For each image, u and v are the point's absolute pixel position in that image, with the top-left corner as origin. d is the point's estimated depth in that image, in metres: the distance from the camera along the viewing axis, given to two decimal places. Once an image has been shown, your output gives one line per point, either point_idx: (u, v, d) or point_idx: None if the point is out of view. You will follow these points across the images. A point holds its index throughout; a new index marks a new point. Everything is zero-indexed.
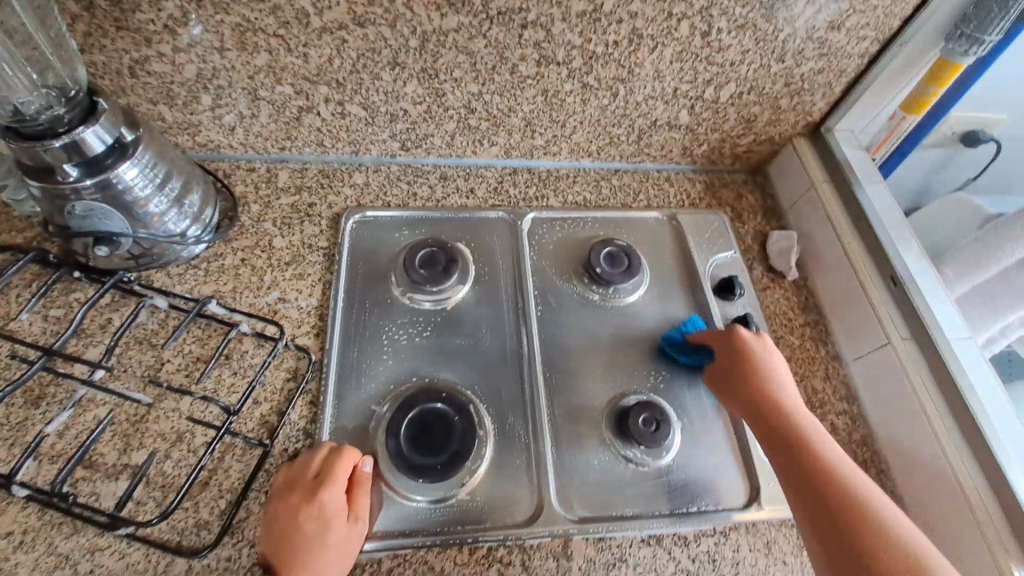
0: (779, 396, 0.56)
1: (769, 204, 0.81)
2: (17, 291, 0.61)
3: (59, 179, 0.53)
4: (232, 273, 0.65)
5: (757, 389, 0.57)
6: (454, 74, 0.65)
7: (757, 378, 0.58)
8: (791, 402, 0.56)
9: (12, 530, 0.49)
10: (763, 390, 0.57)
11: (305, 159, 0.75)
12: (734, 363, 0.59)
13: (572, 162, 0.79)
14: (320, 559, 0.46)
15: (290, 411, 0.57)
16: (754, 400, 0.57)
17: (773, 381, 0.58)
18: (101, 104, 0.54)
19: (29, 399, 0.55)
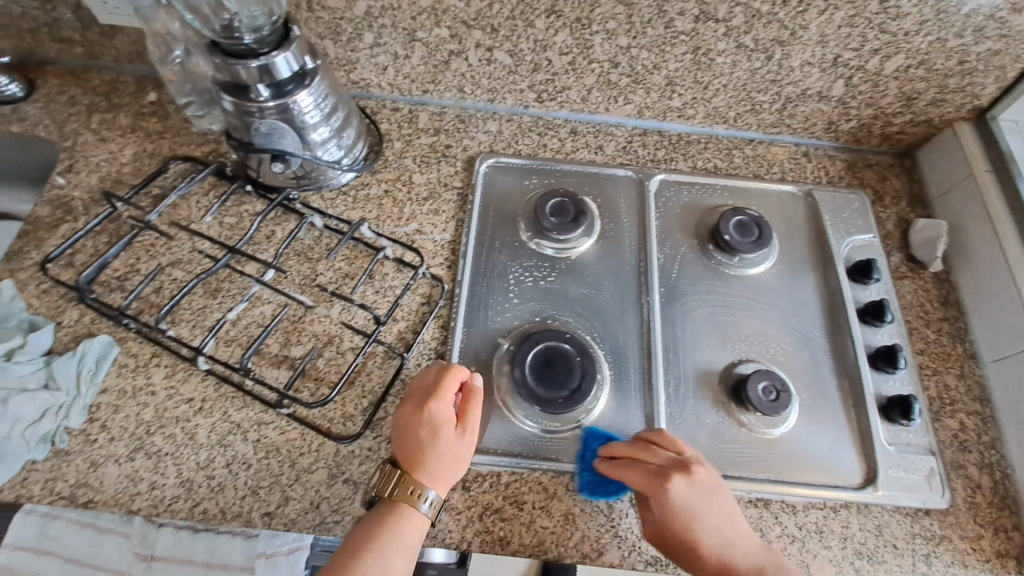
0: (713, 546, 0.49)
1: (915, 191, 0.76)
2: (197, 197, 0.69)
3: (251, 97, 0.59)
4: (376, 203, 0.70)
5: (682, 533, 0.49)
6: (607, 25, 0.66)
7: (694, 531, 0.49)
8: (721, 540, 0.49)
9: (194, 396, 0.57)
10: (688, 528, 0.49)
11: (443, 104, 0.79)
12: (660, 510, 0.50)
13: (705, 128, 0.77)
14: (434, 463, 0.51)
15: (424, 330, 0.62)
16: (686, 553, 0.49)
17: (700, 514, 0.49)
18: (293, 32, 0.59)
19: (209, 290, 0.63)
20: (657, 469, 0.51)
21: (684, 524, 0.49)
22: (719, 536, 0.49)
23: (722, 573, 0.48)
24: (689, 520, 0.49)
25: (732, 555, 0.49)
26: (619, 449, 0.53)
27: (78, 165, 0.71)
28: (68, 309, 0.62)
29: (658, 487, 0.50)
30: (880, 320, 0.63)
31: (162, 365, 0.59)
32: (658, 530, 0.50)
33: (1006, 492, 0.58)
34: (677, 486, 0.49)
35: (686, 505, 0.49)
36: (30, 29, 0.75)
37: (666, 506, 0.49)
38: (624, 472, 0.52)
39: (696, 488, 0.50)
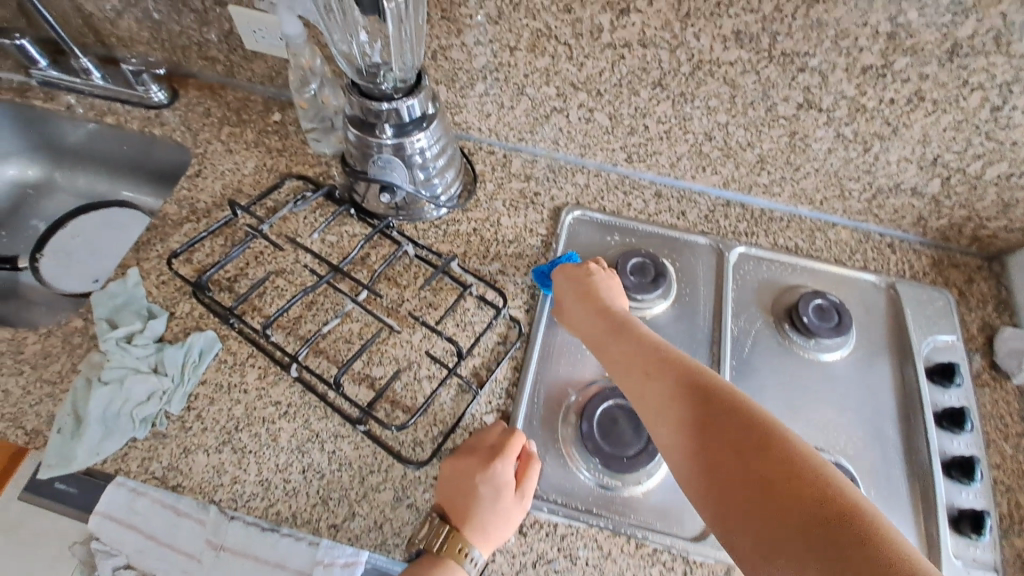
0: (606, 310, 0.59)
1: (1003, 296, 0.74)
2: (305, 213, 0.75)
3: (375, 133, 0.65)
4: (465, 240, 0.75)
5: (580, 296, 0.62)
6: (709, 102, 0.68)
7: (590, 295, 0.61)
8: (619, 312, 0.59)
9: (280, 400, 0.62)
10: (592, 300, 0.61)
11: (536, 153, 0.84)
12: (565, 280, 0.64)
13: (789, 206, 0.79)
14: (487, 521, 0.52)
15: (497, 369, 0.65)
16: (585, 312, 0.60)
17: (598, 289, 0.62)
18: (423, 80, 0.64)
19: (306, 302, 0.68)
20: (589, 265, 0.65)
21: (592, 296, 0.61)
22: (592, 301, 0.61)
23: (617, 331, 0.57)
24: (589, 291, 0.62)
25: (632, 324, 0.57)
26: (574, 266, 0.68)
27: (205, 171, 0.79)
28: (182, 301, 0.68)
29: (577, 266, 0.65)
30: (959, 427, 0.62)
31: (256, 366, 0.64)
32: (575, 300, 0.62)
33: None
34: (596, 272, 0.64)
35: (603, 290, 0.62)
36: (184, 46, 0.84)
37: (581, 279, 0.63)
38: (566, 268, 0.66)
39: (612, 285, 0.63)
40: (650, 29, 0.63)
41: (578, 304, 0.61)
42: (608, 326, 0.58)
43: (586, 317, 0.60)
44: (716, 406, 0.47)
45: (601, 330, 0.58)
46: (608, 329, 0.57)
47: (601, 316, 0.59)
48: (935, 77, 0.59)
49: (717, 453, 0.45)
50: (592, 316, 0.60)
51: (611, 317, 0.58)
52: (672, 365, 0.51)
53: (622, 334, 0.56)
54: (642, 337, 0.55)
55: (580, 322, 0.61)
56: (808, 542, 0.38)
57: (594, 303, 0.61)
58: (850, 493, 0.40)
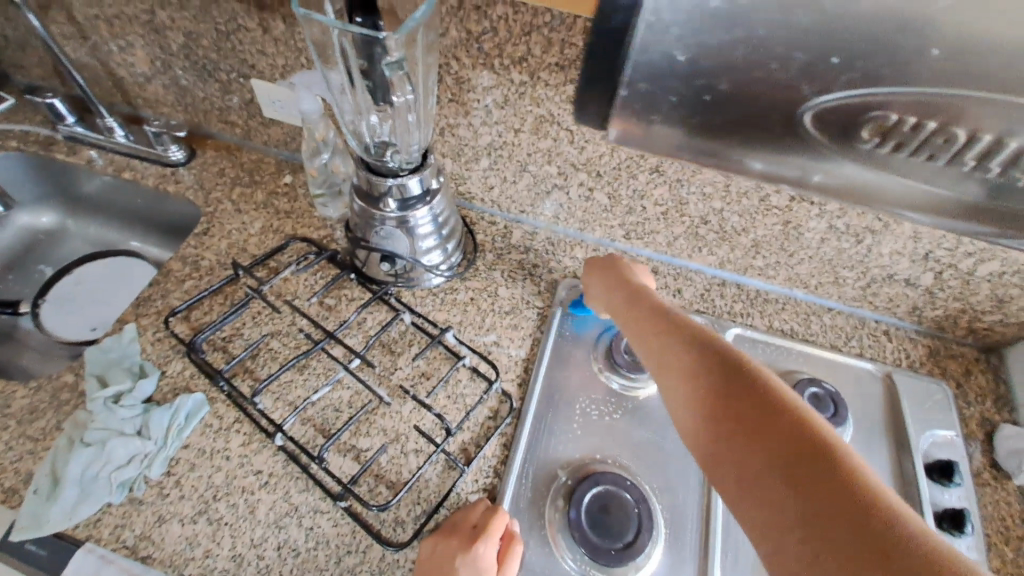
0: (636, 288, 0.64)
1: (1002, 391, 0.73)
2: (306, 275, 0.77)
3: (380, 206, 0.67)
4: (462, 309, 0.75)
5: (614, 281, 0.68)
6: (704, 189, 0.71)
7: (624, 279, 0.67)
8: (648, 291, 0.64)
9: (262, 469, 0.60)
10: (625, 283, 0.66)
11: (537, 225, 0.86)
12: (601, 271, 0.70)
13: (784, 289, 0.80)
14: None
15: (486, 446, 0.63)
16: (615, 293, 0.66)
17: (632, 276, 0.68)
18: (429, 158, 0.67)
19: (298, 366, 0.68)
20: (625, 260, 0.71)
21: (623, 280, 0.67)
22: (624, 283, 0.66)
23: (643, 304, 0.61)
24: (623, 276, 0.68)
25: (657, 300, 0.62)
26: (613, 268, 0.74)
27: (213, 230, 0.81)
28: (174, 360, 0.68)
29: (615, 259, 0.71)
30: (960, 532, 0.59)
31: (241, 432, 0.63)
32: (607, 286, 0.68)
33: None
34: (633, 268, 0.70)
35: (636, 278, 0.67)
36: (206, 110, 0.89)
37: (615, 270, 0.69)
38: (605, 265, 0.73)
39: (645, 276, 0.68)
40: None
41: (613, 287, 0.67)
42: (635, 300, 0.62)
43: (616, 296, 0.65)
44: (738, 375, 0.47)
45: (627, 306, 0.63)
46: (635, 303, 0.62)
47: (629, 292, 0.64)
48: None
49: (716, 400, 0.46)
50: (621, 297, 0.65)
51: (640, 294, 0.63)
52: (688, 329, 0.54)
53: (645, 305, 0.61)
54: (665, 309, 0.59)
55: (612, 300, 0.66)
56: (787, 480, 0.39)
57: (625, 285, 0.66)
58: (837, 442, 0.40)
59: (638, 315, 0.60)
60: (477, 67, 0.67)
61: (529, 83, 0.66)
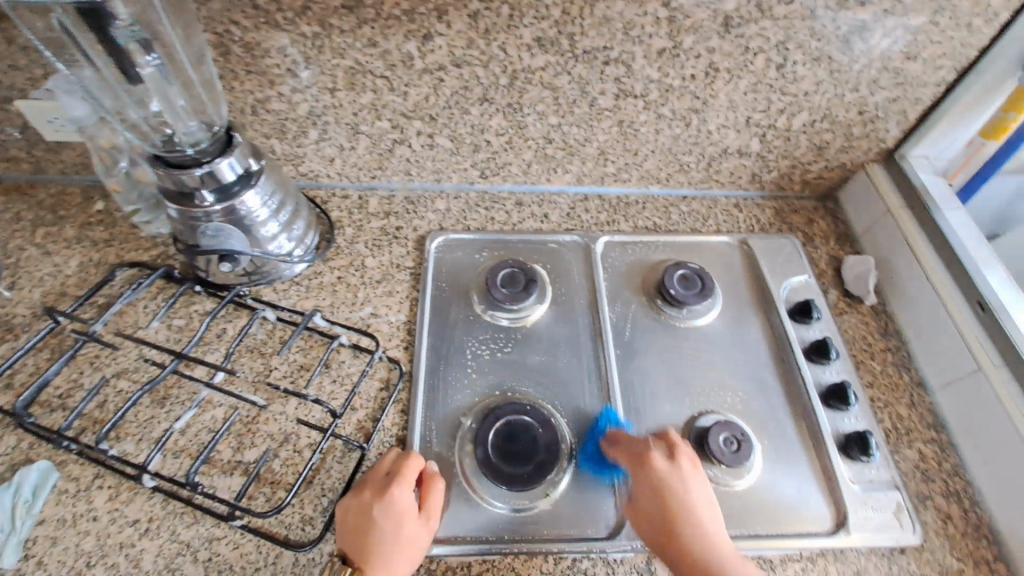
0: (676, 525, 0.52)
1: (842, 230, 0.81)
2: (145, 302, 0.69)
3: (196, 203, 0.60)
4: (330, 290, 0.71)
5: (649, 491, 0.54)
6: (537, 108, 0.70)
7: (672, 512, 0.52)
8: (688, 533, 0.51)
9: (139, 518, 0.54)
10: (665, 508, 0.53)
11: (392, 187, 0.82)
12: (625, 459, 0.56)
13: (641, 189, 0.82)
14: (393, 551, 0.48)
15: (383, 417, 0.61)
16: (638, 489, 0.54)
17: (673, 488, 0.53)
18: (236, 138, 0.61)
19: (156, 399, 0.61)
20: (643, 449, 0.56)
21: (664, 510, 0.52)
22: (657, 499, 0.53)
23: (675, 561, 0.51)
24: (668, 495, 0.53)
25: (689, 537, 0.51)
26: (616, 436, 0.59)
27: (21, 282, 0.70)
28: (5, 435, 0.59)
29: (643, 458, 0.55)
30: (825, 358, 0.66)
31: (105, 487, 0.56)
32: (640, 512, 0.54)
33: (976, 519, 0.59)
34: (660, 465, 0.54)
35: (682, 510, 0.52)
36: None
37: (647, 481, 0.54)
38: (624, 450, 0.57)
39: (689, 477, 0.54)
40: (458, 49, 0.63)
41: (640, 470, 0.55)
42: (647, 500, 0.54)
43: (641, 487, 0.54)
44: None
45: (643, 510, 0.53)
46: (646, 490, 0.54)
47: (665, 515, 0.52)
48: (721, 49, 0.63)
49: None
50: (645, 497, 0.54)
51: (681, 538, 0.51)
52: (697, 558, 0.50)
53: (686, 537, 0.51)
54: (688, 543, 0.51)
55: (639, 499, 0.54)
56: None
57: (660, 514, 0.53)
58: None
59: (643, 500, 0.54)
60: (262, 28, 0.61)
61: (323, 34, 0.61)
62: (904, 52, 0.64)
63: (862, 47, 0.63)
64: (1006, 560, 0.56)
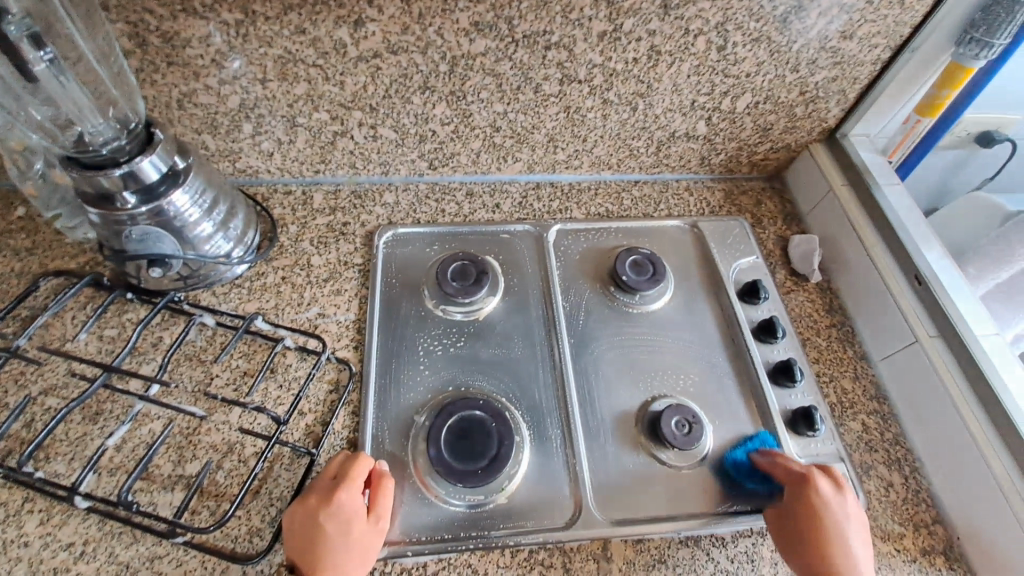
0: (836, 531, 0.52)
1: (789, 209, 0.82)
2: (72, 312, 0.65)
3: (118, 206, 0.57)
4: (274, 292, 0.68)
5: (807, 505, 0.53)
6: (481, 95, 0.68)
7: (818, 527, 0.52)
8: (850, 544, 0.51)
9: (73, 541, 0.52)
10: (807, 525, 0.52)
11: (337, 181, 0.79)
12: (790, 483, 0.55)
13: (593, 175, 0.81)
14: (343, 556, 0.48)
15: (333, 420, 0.59)
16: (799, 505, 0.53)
17: (835, 511, 0.53)
18: (157, 135, 0.58)
19: (88, 415, 0.58)
20: (804, 470, 0.55)
21: (811, 519, 0.52)
22: (823, 509, 0.53)
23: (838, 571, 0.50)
24: (809, 506, 0.53)
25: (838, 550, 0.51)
26: (773, 452, 0.59)
27: None
28: None
29: (805, 476, 0.55)
30: (773, 337, 0.67)
31: (35, 511, 0.53)
32: (785, 522, 0.54)
33: (915, 484, 0.61)
34: (825, 489, 0.54)
35: (834, 529, 0.52)
36: None
37: (802, 494, 0.54)
38: (777, 469, 0.57)
39: (850, 505, 0.53)
40: (393, 35, 0.60)
41: (800, 494, 0.54)
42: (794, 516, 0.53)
43: (798, 507, 0.53)
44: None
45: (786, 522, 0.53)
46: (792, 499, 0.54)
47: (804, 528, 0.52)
48: (662, 31, 0.62)
49: None
50: (789, 528, 0.53)
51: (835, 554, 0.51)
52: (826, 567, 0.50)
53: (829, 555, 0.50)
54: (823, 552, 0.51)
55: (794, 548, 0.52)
56: None
57: (796, 525, 0.53)
58: None
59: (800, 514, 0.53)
60: (180, 16, 0.57)
61: (247, 21, 0.58)
62: (841, 32, 0.65)
63: (800, 27, 0.64)
64: (943, 522, 0.59)
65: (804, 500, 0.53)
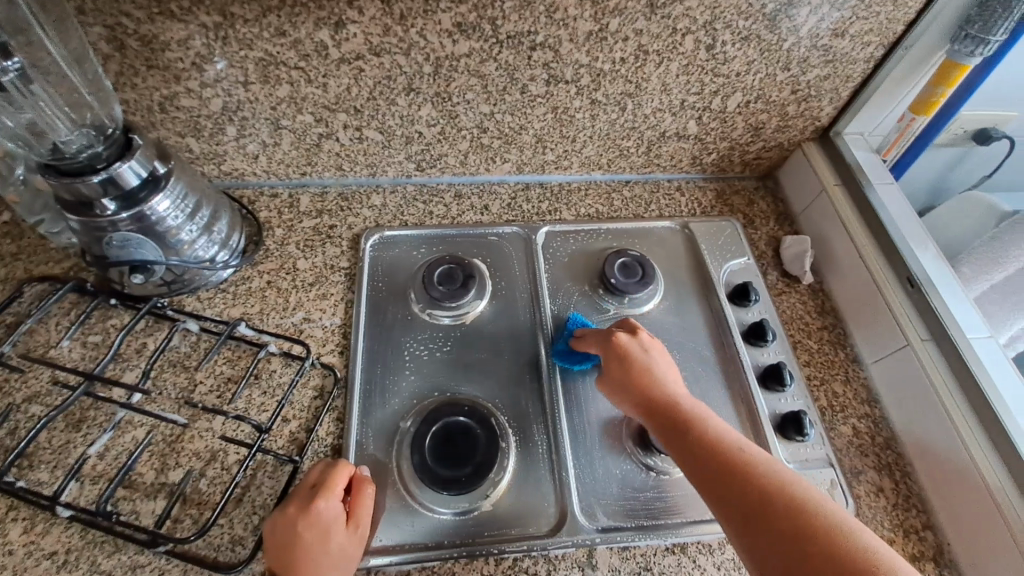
0: (654, 375, 0.57)
1: (781, 209, 0.81)
2: (57, 319, 0.64)
3: (97, 213, 0.56)
4: (259, 296, 0.67)
5: (630, 365, 0.57)
6: (467, 96, 0.67)
7: (638, 372, 0.57)
8: (673, 388, 0.56)
9: (56, 550, 0.51)
10: (644, 390, 0.56)
11: (324, 184, 0.78)
12: (609, 361, 0.59)
13: (584, 176, 0.81)
14: (322, 565, 0.47)
15: (317, 427, 0.59)
16: (631, 373, 0.57)
17: (637, 353, 0.58)
18: (136, 140, 0.57)
19: (71, 423, 0.58)
20: (607, 330, 0.61)
21: (637, 376, 0.57)
22: (655, 377, 0.56)
23: (672, 414, 0.53)
24: (641, 360, 0.58)
25: (667, 396, 0.55)
26: (585, 330, 0.63)
27: None
28: None
29: (611, 334, 0.60)
30: (763, 340, 0.66)
31: (17, 520, 0.53)
32: (616, 382, 0.57)
33: (906, 490, 0.60)
34: (624, 338, 0.60)
35: (649, 365, 0.58)
36: None
37: (624, 357, 0.58)
38: (592, 336, 0.62)
39: (654, 348, 0.59)
40: (375, 36, 0.59)
41: (617, 361, 0.58)
42: (632, 383, 0.56)
43: (627, 371, 0.57)
44: (708, 446, 0.49)
45: (639, 389, 0.56)
46: (622, 369, 0.57)
47: (632, 373, 0.57)
48: (648, 30, 0.61)
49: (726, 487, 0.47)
50: (643, 401, 0.55)
51: (670, 399, 0.54)
52: (681, 424, 0.52)
53: (676, 410, 0.53)
54: (669, 405, 0.54)
55: (640, 404, 0.55)
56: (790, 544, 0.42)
57: (638, 387, 0.56)
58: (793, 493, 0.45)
59: (640, 392, 0.56)
60: (158, 19, 0.56)
61: (226, 24, 0.57)
62: (832, 29, 0.64)
63: (790, 25, 0.63)
64: (934, 529, 0.58)
65: (613, 352, 0.59)
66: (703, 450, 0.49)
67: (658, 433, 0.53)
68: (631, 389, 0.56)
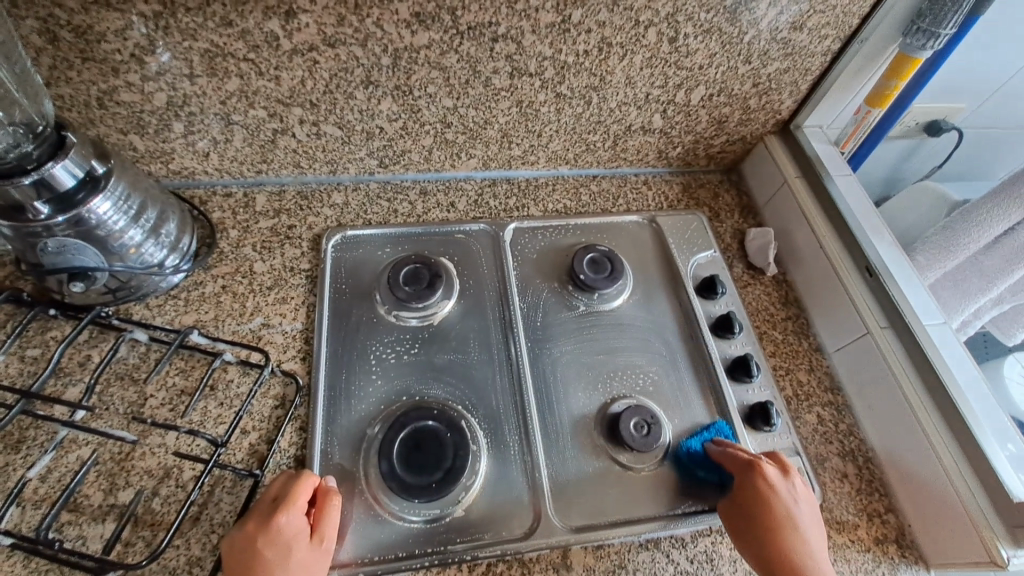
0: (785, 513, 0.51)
1: (745, 202, 0.83)
2: None
3: (29, 217, 0.52)
4: (213, 302, 0.64)
5: (762, 503, 0.52)
6: (429, 89, 0.65)
7: (772, 519, 0.51)
8: (799, 524, 0.51)
9: None
10: (771, 537, 0.50)
11: (282, 182, 0.75)
12: (741, 496, 0.53)
13: (551, 170, 0.80)
14: None
15: (279, 438, 0.56)
16: (752, 510, 0.52)
17: (783, 498, 0.52)
18: (69, 138, 0.53)
19: (9, 444, 0.53)
20: (750, 458, 0.55)
21: (773, 517, 0.51)
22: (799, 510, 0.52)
23: (786, 560, 0.49)
24: (785, 499, 0.52)
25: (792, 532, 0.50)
26: (726, 443, 0.59)
27: None
28: None
29: (756, 465, 0.54)
30: (730, 332, 0.67)
31: None
32: (735, 514, 0.53)
33: (869, 474, 0.62)
34: (773, 473, 0.54)
35: (785, 510, 0.52)
36: None
37: (764, 498, 0.52)
38: (727, 458, 0.57)
39: (800, 494, 0.53)
40: (329, 27, 0.57)
41: (751, 500, 0.52)
42: (749, 517, 0.52)
43: (757, 509, 0.52)
44: (780, 548, 0.49)
45: (749, 520, 0.52)
46: (744, 500, 0.53)
47: (755, 513, 0.52)
48: (612, 22, 0.60)
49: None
50: (754, 542, 0.51)
51: (791, 541, 0.50)
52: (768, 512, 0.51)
53: (788, 547, 0.50)
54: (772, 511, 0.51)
55: (751, 544, 0.51)
56: None
57: (762, 525, 0.51)
58: None
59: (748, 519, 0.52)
60: (91, 7, 0.52)
61: (166, 12, 0.53)
62: (791, 23, 0.64)
63: (751, 18, 0.63)
64: (896, 511, 0.60)
65: (752, 483, 0.53)
66: (778, 545, 0.50)
67: (735, 524, 0.53)
68: (741, 526, 0.52)
